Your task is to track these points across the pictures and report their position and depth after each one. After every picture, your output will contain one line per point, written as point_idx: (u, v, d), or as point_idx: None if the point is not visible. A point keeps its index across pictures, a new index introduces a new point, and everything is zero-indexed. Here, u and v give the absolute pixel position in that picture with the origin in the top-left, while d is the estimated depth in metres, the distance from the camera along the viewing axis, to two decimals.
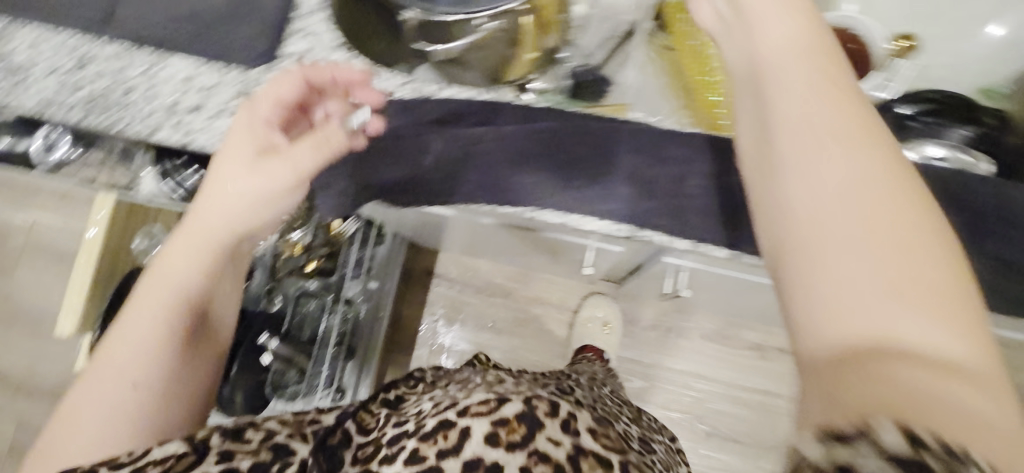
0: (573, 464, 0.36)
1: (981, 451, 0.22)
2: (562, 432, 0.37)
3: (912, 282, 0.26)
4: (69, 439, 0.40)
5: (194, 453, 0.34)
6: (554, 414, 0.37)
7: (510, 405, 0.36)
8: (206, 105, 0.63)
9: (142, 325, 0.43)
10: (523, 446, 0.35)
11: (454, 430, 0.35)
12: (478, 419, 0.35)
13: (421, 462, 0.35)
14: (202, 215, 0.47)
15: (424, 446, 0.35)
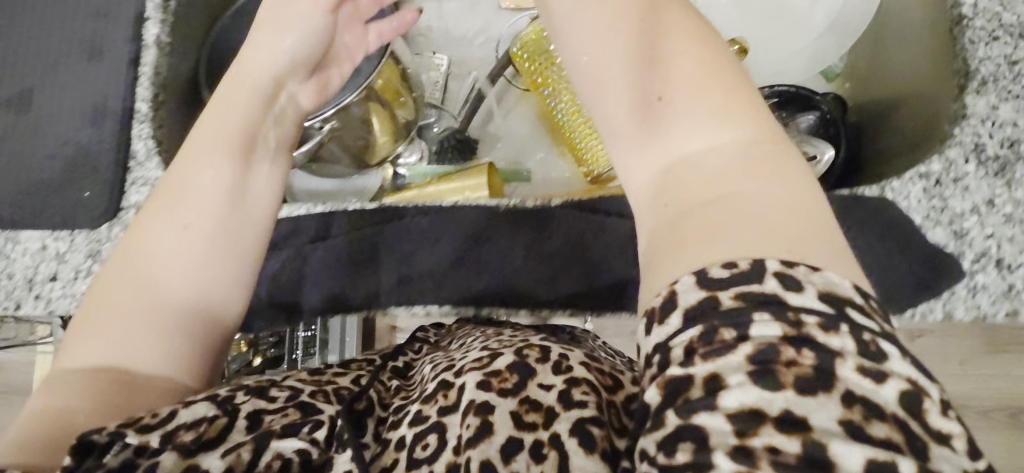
0: (563, 398, 0.55)
1: (778, 258, 0.39)
2: (553, 375, 0.58)
3: (685, 91, 0.46)
4: (114, 308, 0.55)
5: (225, 415, 0.53)
6: (544, 360, 0.59)
7: (501, 361, 0.59)
8: (68, 275, 0.85)
9: (159, 259, 0.57)
10: (514, 393, 0.56)
11: (451, 391, 0.58)
12: (472, 373, 0.59)
13: (425, 420, 0.57)
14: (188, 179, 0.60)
15: (427, 408, 0.58)
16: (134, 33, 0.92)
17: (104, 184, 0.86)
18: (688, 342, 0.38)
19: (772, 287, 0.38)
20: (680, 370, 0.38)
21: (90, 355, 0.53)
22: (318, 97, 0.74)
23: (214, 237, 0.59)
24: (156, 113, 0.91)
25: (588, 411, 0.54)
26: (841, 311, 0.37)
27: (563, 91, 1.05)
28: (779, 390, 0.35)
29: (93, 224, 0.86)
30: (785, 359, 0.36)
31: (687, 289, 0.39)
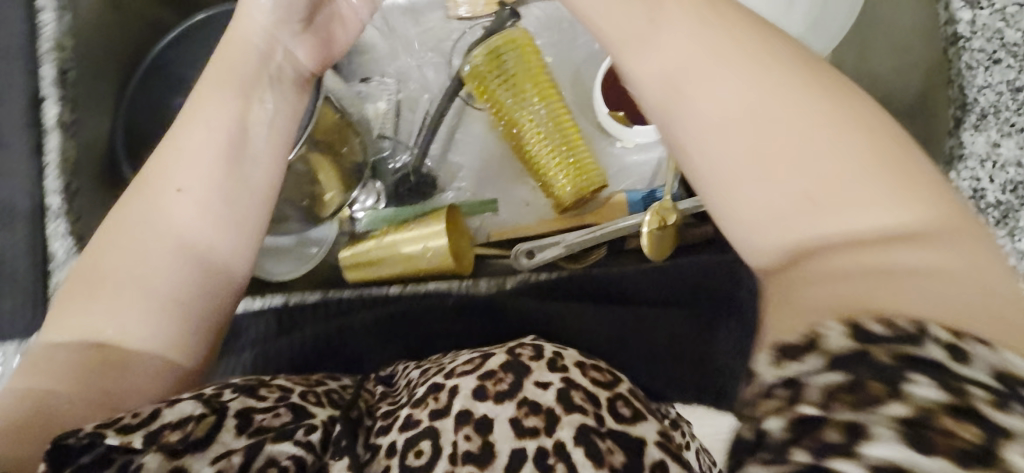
0: (563, 400, 0.47)
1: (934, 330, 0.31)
2: (548, 372, 0.49)
3: (791, 148, 0.38)
4: (97, 269, 0.52)
5: (212, 413, 0.45)
6: (539, 358, 0.50)
7: (495, 360, 0.50)
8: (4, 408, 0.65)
9: (148, 218, 0.54)
10: (510, 396, 0.47)
11: (442, 393, 0.48)
12: (466, 378, 0.49)
13: (416, 424, 0.47)
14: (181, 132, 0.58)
15: (415, 411, 0.48)
16: (27, 118, 0.63)
17: (15, 298, 0.63)
18: (824, 383, 0.31)
19: (935, 350, 0.30)
20: (819, 412, 0.30)
21: (77, 328, 0.50)
22: (317, 51, 0.69)
23: (208, 195, 0.55)
24: (74, 204, 0.65)
25: (591, 419, 0.46)
26: (1003, 375, 0.29)
27: (517, 111, 0.82)
28: (930, 453, 0.28)
29: (20, 336, 0.64)
30: (877, 397, 0.30)
31: (834, 336, 0.32)
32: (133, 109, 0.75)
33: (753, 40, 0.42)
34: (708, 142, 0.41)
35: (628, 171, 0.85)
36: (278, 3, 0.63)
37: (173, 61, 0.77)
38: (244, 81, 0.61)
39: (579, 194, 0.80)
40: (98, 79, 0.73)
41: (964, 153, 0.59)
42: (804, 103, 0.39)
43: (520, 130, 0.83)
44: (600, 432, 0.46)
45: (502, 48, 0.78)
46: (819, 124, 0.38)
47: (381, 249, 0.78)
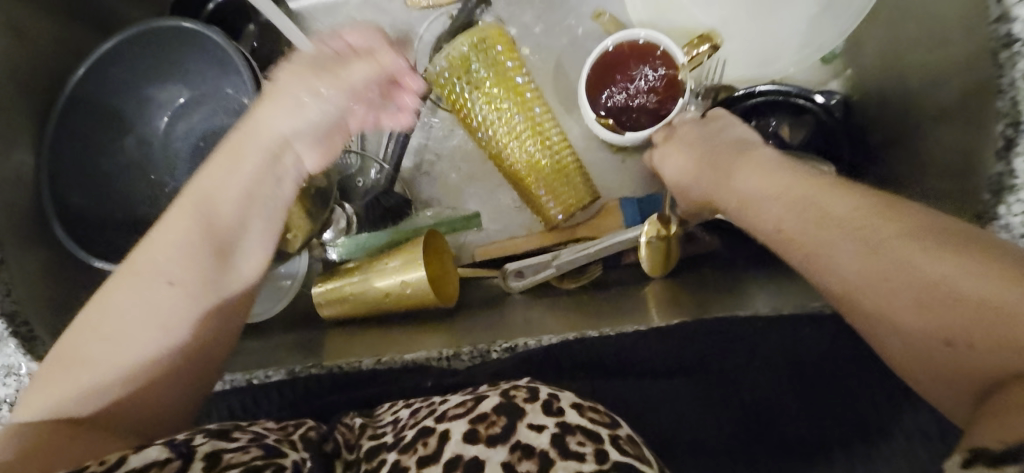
0: (559, 444, 0.37)
1: None
2: (543, 415, 0.39)
3: (936, 290, 0.37)
4: (70, 360, 0.45)
5: (179, 458, 0.38)
6: (534, 399, 0.40)
7: (488, 402, 0.41)
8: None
9: (131, 321, 0.46)
10: (502, 440, 0.38)
11: (432, 437, 0.40)
12: (456, 422, 0.40)
13: (403, 471, 0.39)
14: (176, 224, 0.48)
15: (404, 457, 0.40)
16: None
17: None
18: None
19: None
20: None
21: (54, 406, 0.45)
22: (326, 154, 0.52)
23: (201, 301, 0.48)
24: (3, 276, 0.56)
25: (589, 464, 0.36)
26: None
27: (495, 122, 0.70)
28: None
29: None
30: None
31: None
32: (62, 152, 0.66)
33: (834, 195, 0.45)
34: (860, 306, 0.41)
35: (621, 183, 0.78)
36: (313, 122, 0.49)
37: (107, 87, 0.67)
38: (259, 171, 0.50)
39: (568, 212, 0.74)
40: (18, 120, 0.63)
41: (1015, 184, 0.43)
42: (920, 239, 0.39)
43: (501, 147, 0.72)
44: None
45: (472, 57, 0.66)
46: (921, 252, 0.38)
47: (356, 284, 0.70)
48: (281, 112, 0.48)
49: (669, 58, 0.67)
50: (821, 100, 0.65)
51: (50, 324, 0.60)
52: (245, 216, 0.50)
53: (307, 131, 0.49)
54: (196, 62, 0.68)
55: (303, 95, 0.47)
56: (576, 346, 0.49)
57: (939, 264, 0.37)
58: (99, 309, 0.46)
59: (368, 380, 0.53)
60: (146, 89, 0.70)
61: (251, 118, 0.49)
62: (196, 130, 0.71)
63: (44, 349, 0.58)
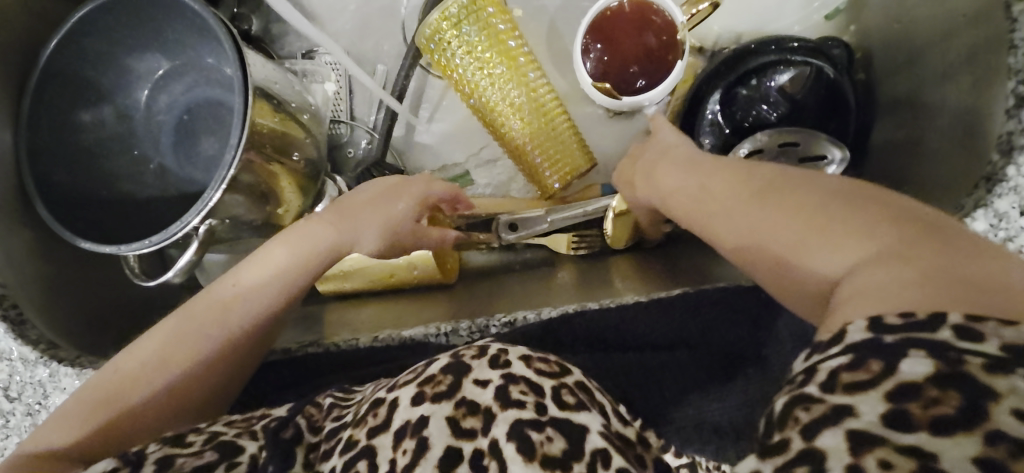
0: (501, 395, 0.36)
1: None
2: (489, 369, 0.38)
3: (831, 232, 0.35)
4: (108, 384, 0.44)
5: (127, 466, 0.36)
6: (480, 355, 0.39)
7: (437, 364, 0.39)
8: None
9: (176, 347, 0.46)
10: (449, 397, 0.37)
11: (382, 406, 0.38)
12: (405, 388, 0.38)
13: (354, 446, 0.37)
14: (242, 274, 0.51)
15: (357, 431, 0.38)
16: None
17: None
18: (834, 365, 0.27)
19: (946, 333, 0.26)
20: (820, 392, 0.27)
21: (61, 428, 0.41)
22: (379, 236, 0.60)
23: (237, 340, 0.48)
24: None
25: (529, 411, 0.36)
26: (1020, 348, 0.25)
27: (486, 88, 0.68)
28: (910, 429, 0.25)
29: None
30: (870, 366, 0.27)
31: (854, 326, 0.28)
32: (40, 125, 0.62)
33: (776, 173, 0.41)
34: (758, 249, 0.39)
35: (616, 142, 0.76)
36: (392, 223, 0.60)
37: (81, 61, 0.63)
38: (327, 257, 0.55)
39: (565, 179, 0.72)
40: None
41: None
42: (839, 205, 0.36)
43: (496, 115, 0.70)
44: (538, 423, 0.35)
45: (462, 19, 0.63)
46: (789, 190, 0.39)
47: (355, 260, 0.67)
48: (376, 223, 0.59)
49: (669, 19, 0.64)
50: (814, 46, 0.62)
51: (42, 306, 0.59)
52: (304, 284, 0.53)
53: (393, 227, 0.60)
54: (175, 27, 0.63)
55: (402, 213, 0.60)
56: (575, 320, 0.48)
57: (846, 219, 0.34)
58: (150, 340, 0.46)
59: (364, 358, 0.52)
60: (123, 58, 0.66)
61: (341, 219, 0.57)
62: (179, 103, 0.71)
63: (36, 332, 0.57)
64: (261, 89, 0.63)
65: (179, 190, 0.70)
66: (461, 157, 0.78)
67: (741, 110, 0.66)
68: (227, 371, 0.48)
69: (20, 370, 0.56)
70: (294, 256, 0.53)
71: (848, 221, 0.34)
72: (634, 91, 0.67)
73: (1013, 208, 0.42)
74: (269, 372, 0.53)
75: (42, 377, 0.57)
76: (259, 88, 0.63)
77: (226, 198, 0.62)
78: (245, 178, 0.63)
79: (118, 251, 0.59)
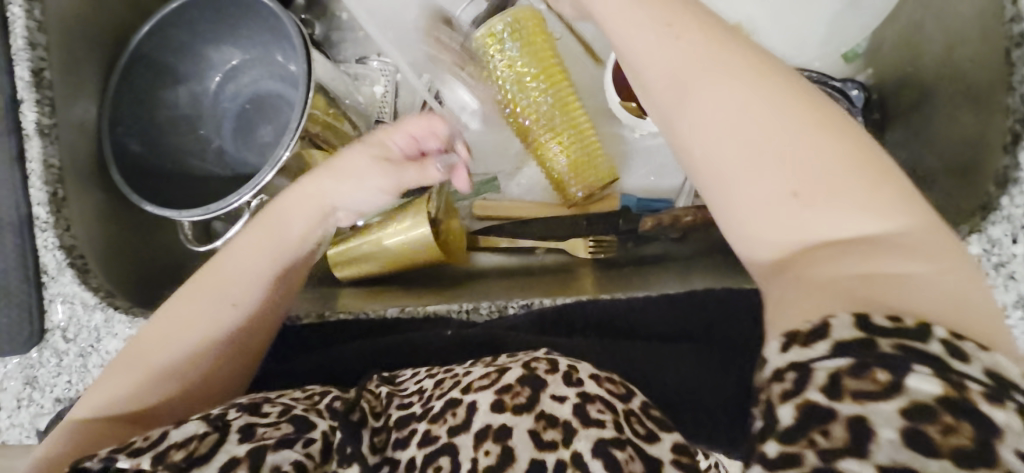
0: (579, 411, 0.38)
1: None
2: (564, 385, 0.40)
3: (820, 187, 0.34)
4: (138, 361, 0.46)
5: (215, 431, 0.38)
6: (555, 370, 0.40)
7: (511, 373, 0.40)
8: (13, 404, 0.64)
9: (186, 329, 0.47)
10: (529, 409, 0.39)
11: (459, 407, 0.39)
12: (483, 393, 0.40)
13: (434, 441, 0.39)
14: (240, 251, 0.49)
15: (434, 426, 0.39)
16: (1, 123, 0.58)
17: (16, 310, 0.61)
18: (835, 368, 0.30)
19: (937, 346, 0.30)
20: (826, 400, 0.30)
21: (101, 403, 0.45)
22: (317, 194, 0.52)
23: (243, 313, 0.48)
24: (64, 213, 0.61)
25: (609, 431, 0.38)
26: (994, 376, 0.29)
27: (522, 98, 0.72)
28: (934, 454, 0.29)
29: (23, 349, 0.62)
30: (875, 376, 0.30)
31: (841, 322, 0.31)
32: (122, 103, 0.70)
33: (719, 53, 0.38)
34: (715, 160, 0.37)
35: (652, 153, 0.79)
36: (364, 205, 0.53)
37: (163, 48, 0.71)
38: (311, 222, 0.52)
39: (588, 190, 0.76)
40: (83, 74, 0.67)
41: (1018, 177, 0.44)
42: (848, 167, 0.34)
43: (525, 123, 0.74)
44: (620, 441, 0.37)
45: (506, 36, 0.68)
46: (776, 113, 0.36)
47: (371, 243, 0.72)
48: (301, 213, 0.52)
49: None
50: (838, 84, 0.67)
51: (103, 261, 0.65)
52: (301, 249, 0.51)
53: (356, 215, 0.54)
54: (254, 23, 0.71)
55: (376, 198, 0.53)
56: (589, 308, 0.52)
57: (862, 167, 0.34)
58: (164, 318, 0.47)
59: (389, 328, 0.56)
60: (201, 48, 0.73)
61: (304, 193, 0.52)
62: (243, 93, 0.77)
63: (96, 281, 0.63)
64: (321, 85, 0.70)
65: (235, 173, 0.75)
66: (490, 162, 0.84)
67: None
68: (244, 340, 0.49)
69: (79, 313, 0.61)
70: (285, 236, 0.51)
71: (849, 173, 0.34)
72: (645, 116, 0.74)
73: (1005, 236, 0.45)
74: (303, 333, 0.57)
75: (97, 323, 0.61)
76: (320, 85, 0.70)
77: (276, 179, 0.68)
78: (294, 164, 0.69)
79: (178, 216, 0.66)
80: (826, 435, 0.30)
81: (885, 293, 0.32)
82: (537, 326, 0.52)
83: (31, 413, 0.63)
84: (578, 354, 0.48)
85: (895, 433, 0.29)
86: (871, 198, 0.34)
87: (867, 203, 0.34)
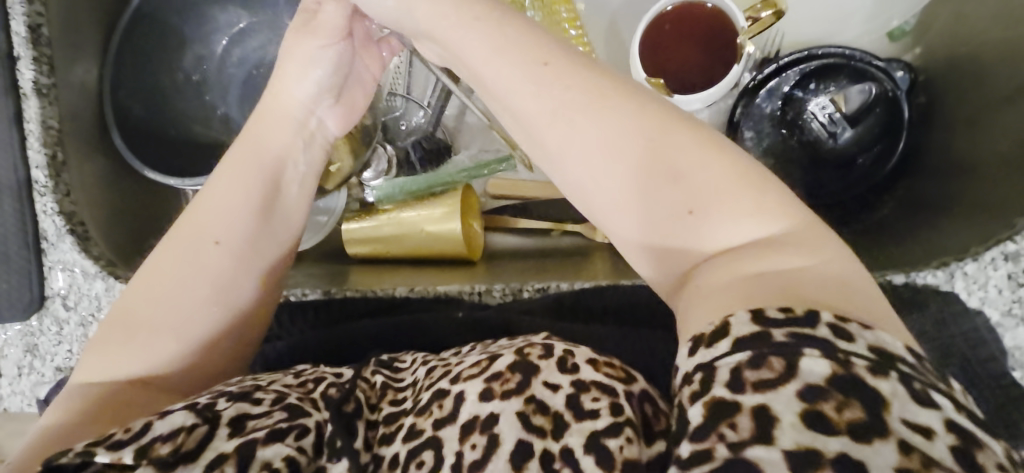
0: (573, 405, 0.35)
1: None
2: (557, 373, 0.37)
3: (705, 198, 0.34)
4: (131, 328, 0.43)
5: (205, 424, 0.36)
6: (548, 356, 0.37)
7: (502, 360, 0.38)
8: (13, 372, 0.62)
9: (177, 281, 0.44)
10: (518, 394, 0.36)
11: (447, 399, 0.37)
12: (472, 382, 0.37)
13: (419, 435, 0.36)
14: (216, 193, 0.47)
15: (419, 420, 0.37)
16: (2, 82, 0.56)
17: (16, 276, 0.59)
18: (735, 362, 0.27)
19: (824, 330, 0.27)
20: (730, 394, 0.27)
21: (100, 379, 0.42)
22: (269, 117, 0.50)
23: (238, 252, 0.46)
24: (63, 178, 0.59)
25: (603, 421, 0.34)
26: (881, 352, 0.27)
27: None
28: (832, 432, 0.25)
29: (22, 316, 0.60)
30: (771, 364, 0.27)
31: (739, 320, 0.29)
32: (124, 64, 0.67)
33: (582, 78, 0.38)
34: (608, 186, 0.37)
35: None
36: (321, 78, 0.51)
37: (167, 7, 0.68)
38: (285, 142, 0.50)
39: None
40: (84, 33, 0.64)
41: None
42: (728, 173, 0.34)
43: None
44: (616, 428, 0.34)
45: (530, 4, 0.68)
46: (651, 128, 0.36)
47: (395, 225, 0.71)
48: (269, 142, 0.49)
49: (730, 25, 0.65)
50: (882, 63, 0.65)
51: (104, 228, 0.63)
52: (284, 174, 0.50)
53: (321, 93, 0.52)
54: None
55: (326, 60, 0.51)
56: (608, 292, 0.50)
57: (743, 172, 0.34)
58: (149, 278, 0.44)
59: (401, 306, 0.54)
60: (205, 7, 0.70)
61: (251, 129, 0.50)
62: (249, 58, 0.73)
63: (98, 250, 0.61)
64: None
65: None
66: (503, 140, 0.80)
67: (794, 110, 0.68)
68: (245, 279, 0.46)
69: (79, 281, 0.59)
70: (267, 168, 0.48)
71: (727, 176, 0.34)
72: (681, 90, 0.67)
73: None
74: (307, 312, 0.55)
75: (98, 292, 0.59)
76: None
77: None
78: None
79: (180, 184, 0.63)
80: (734, 427, 0.26)
81: (787, 285, 0.30)
82: (556, 309, 0.50)
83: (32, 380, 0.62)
84: (597, 340, 0.46)
85: (794, 414, 0.25)
86: (753, 205, 0.34)
87: (756, 211, 0.33)
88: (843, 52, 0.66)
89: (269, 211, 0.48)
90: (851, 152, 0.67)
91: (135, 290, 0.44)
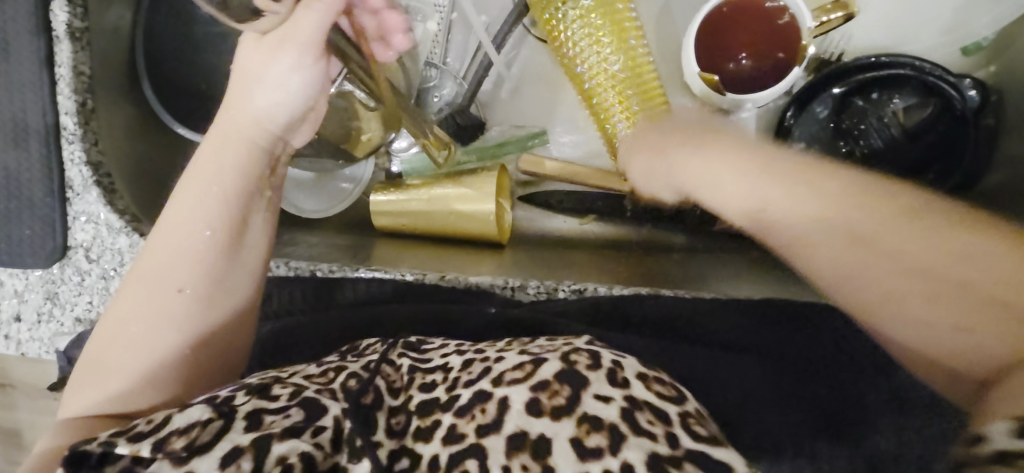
0: (624, 419, 0.34)
1: None
2: (609, 385, 0.35)
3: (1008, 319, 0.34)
4: (101, 369, 0.42)
5: (221, 418, 0.34)
6: (597, 366, 0.36)
7: (548, 367, 0.36)
8: (33, 318, 0.62)
9: (139, 326, 0.43)
10: (569, 413, 0.34)
11: (489, 403, 0.35)
12: (515, 387, 0.35)
13: (462, 440, 0.35)
14: (167, 235, 0.45)
15: (460, 422, 0.35)
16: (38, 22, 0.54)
17: (41, 223, 0.58)
18: None
19: None
20: None
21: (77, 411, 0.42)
22: (222, 143, 0.48)
23: (200, 291, 0.44)
24: (92, 126, 0.57)
25: (663, 445, 0.33)
26: None
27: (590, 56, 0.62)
28: None
29: (43, 264, 0.59)
30: None
31: None
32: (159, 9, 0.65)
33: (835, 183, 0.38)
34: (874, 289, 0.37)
35: None
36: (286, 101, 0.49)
37: None
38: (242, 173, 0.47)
39: None
40: None
41: None
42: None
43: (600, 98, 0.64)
44: (678, 458, 0.32)
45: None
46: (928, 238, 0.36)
47: (422, 201, 0.69)
48: (225, 175, 0.47)
49: (793, 21, 0.61)
50: (953, 78, 0.61)
51: (131, 184, 0.61)
52: (247, 204, 0.47)
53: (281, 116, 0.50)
54: None
55: (291, 80, 0.49)
56: (648, 302, 0.49)
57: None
58: (114, 323, 0.43)
59: (430, 294, 0.53)
60: None
61: (208, 158, 0.47)
62: None
63: (123, 203, 0.59)
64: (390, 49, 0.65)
65: None
66: (546, 118, 0.77)
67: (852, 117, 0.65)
68: (216, 313, 0.45)
69: (103, 234, 0.58)
70: (225, 202, 0.46)
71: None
72: (747, 92, 0.64)
73: None
74: (336, 290, 0.54)
75: (122, 246, 0.58)
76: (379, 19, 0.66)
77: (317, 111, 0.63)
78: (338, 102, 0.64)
79: None
80: None
81: None
82: (593, 313, 0.49)
83: (51, 329, 0.62)
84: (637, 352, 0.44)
85: None
86: None
87: None
88: (914, 64, 0.62)
89: (232, 248, 0.46)
90: (905, 163, 0.63)
91: (100, 335, 0.43)
